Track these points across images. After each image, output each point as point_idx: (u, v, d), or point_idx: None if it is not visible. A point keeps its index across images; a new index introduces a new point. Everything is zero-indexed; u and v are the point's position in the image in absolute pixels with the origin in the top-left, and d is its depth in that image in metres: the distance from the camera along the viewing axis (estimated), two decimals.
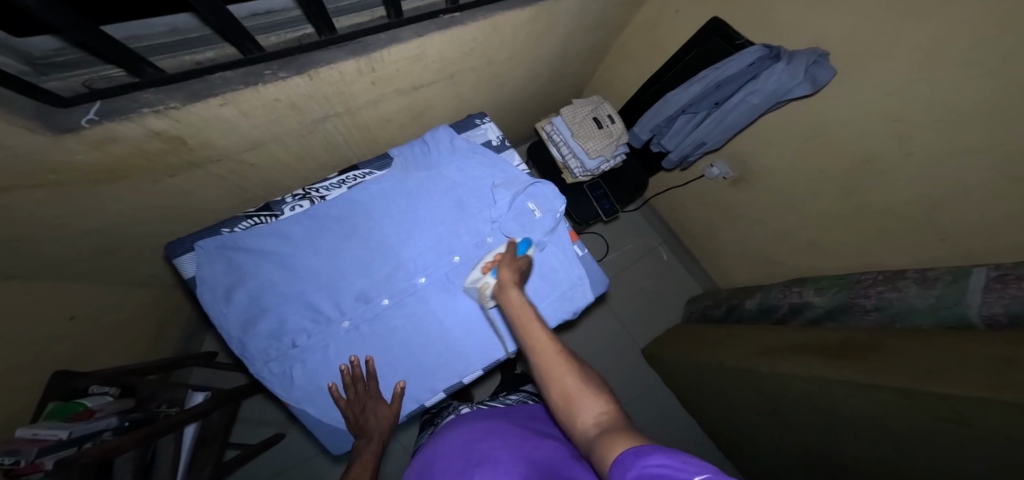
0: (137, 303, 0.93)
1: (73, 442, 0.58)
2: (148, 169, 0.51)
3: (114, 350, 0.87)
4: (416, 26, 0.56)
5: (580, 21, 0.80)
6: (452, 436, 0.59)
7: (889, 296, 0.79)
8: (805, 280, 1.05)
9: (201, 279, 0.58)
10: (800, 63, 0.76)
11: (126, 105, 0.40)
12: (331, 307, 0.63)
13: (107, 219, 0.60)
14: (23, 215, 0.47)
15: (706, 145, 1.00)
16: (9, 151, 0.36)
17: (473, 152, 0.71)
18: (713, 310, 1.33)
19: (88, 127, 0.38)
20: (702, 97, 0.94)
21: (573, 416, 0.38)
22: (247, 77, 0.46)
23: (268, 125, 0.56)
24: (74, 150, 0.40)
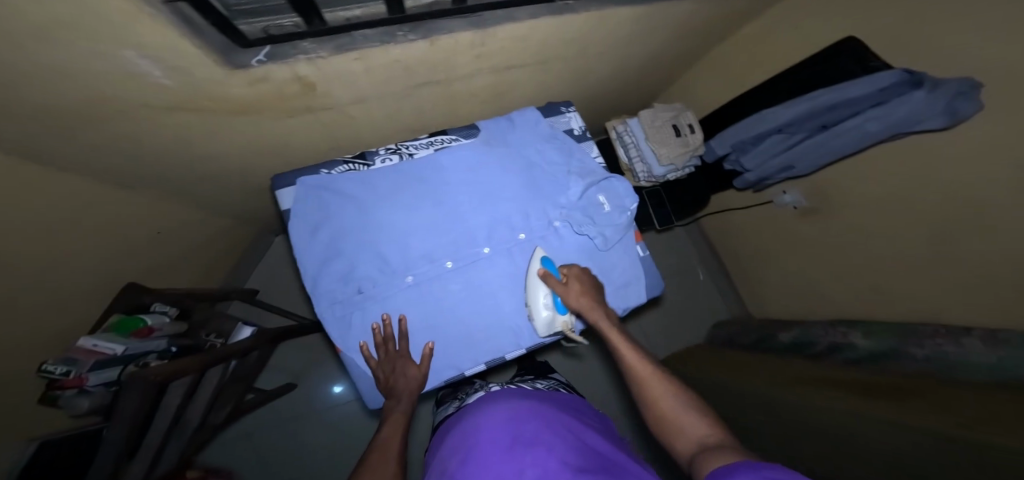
0: (214, 231, 1.01)
1: (125, 359, 0.67)
2: (277, 109, 0.56)
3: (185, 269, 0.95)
4: (533, 8, 0.57)
5: (679, 26, 0.80)
6: (488, 407, 0.57)
7: (945, 348, 0.79)
8: (852, 323, 1.05)
9: (295, 212, 0.62)
10: (941, 94, 0.67)
11: (287, 51, 0.45)
12: (401, 262, 0.66)
13: (229, 152, 0.67)
14: (171, 133, 0.53)
15: (792, 170, 0.96)
16: (189, 75, 0.41)
17: (554, 138, 0.73)
18: (745, 336, 1.36)
19: (257, 67, 0.44)
20: (807, 118, 0.89)
21: (676, 436, 0.48)
22: (382, 36, 0.50)
23: (381, 81, 0.60)
24: (236, 85, 0.46)
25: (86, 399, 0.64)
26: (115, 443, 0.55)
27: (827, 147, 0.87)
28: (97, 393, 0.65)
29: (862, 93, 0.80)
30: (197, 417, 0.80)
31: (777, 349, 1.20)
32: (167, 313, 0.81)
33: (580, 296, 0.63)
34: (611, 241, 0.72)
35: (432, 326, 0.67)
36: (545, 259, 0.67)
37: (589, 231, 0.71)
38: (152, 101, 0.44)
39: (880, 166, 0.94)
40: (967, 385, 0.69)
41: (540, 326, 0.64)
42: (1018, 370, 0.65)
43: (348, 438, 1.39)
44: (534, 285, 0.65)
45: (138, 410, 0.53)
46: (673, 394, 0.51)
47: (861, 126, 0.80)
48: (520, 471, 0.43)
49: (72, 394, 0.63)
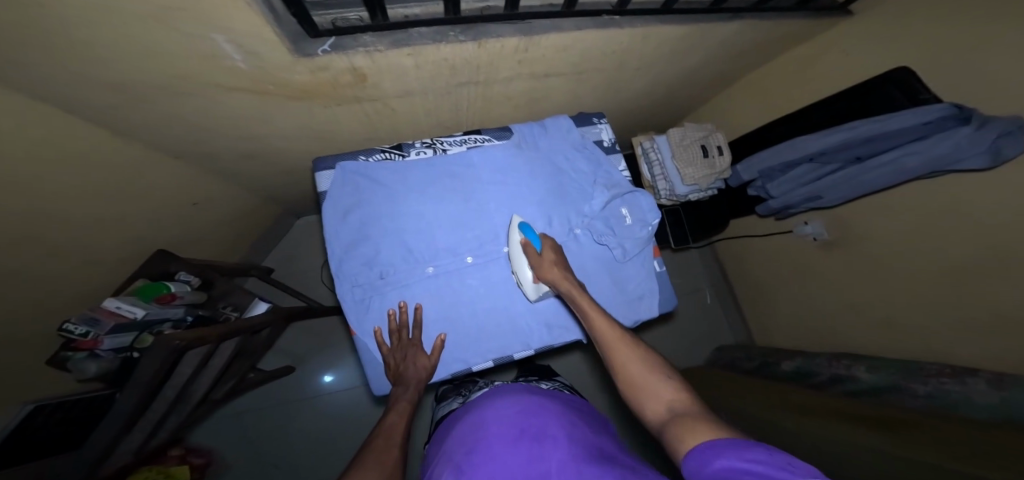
0: (245, 209, 1.05)
1: (141, 325, 0.71)
2: (329, 96, 0.60)
3: (214, 242, 0.99)
4: (580, 20, 0.59)
5: (714, 51, 0.82)
6: (495, 399, 0.57)
7: (949, 387, 0.76)
8: (857, 357, 1.04)
9: (330, 194, 0.64)
10: (988, 134, 0.65)
11: (349, 43, 0.49)
12: (423, 252, 0.67)
13: (278, 135, 0.71)
14: (232, 112, 0.57)
15: (819, 201, 0.95)
16: (260, 60, 0.45)
17: (584, 148, 0.75)
18: (746, 363, 1.36)
19: (322, 56, 0.48)
20: (842, 148, 0.88)
21: (645, 402, 0.46)
22: (435, 35, 0.54)
23: (426, 78, 0.63)
24: (298, 71, 0.50)
25: (95, 363, 0.69)
26: (126, 406, 0.55)
27: (860, 180, 0.86)
28: (104, 358, 0.70)
29: (904, 126, 0.78)
30: (203, 390, 0.78)
31: (778, 376, 1.20)
32: (190, 282, 0.83)
33: (553, 267, 0.60)
34: (630, 254, 0.73)
35: (445, 319, 0.68)
36: (523, 225, 0.65)
37: (609, 242, 0.72)
38: (224, 81, 0.48)
39: (900, 204, 0.94)
40: (965, 421, 0.68)
41: (528, 289, 0.64)
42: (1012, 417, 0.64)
43: (343, 424, 1.40)
44: (517, 257, 0.64)
45: (156, 372, 0.53)
46: (640, 360, 0.49)
47: (898, 160, 0.78)
48: (528, 463, 0.43)
49: (81, 356, 0.68)
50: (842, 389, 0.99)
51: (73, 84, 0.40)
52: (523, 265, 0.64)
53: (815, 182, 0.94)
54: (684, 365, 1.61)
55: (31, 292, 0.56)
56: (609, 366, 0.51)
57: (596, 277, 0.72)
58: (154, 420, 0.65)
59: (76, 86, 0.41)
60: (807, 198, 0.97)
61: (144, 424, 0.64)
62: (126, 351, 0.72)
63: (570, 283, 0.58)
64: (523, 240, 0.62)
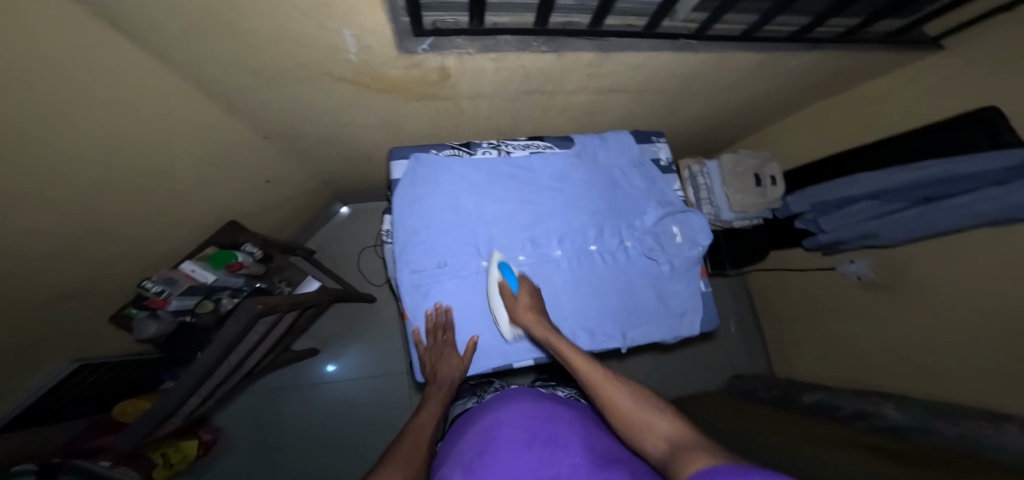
0: (303, 192, 1.11)
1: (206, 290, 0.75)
2: (412, 92, 0.64)
3: (273, 221, 1.05)
4: (658, 43, 0.62)
5: (774, 81, 0.83)
6: (507, 403, 0.59)
7: (979, 430, 0.74)
8: (885, 396, 1.01)
9: (401, 182, 0.68)
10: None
11: (444, 43, 0.53)
12: (479, 245, 0.70)
13: (356, 125, 0.76)
14: (325, 100, 0.63)
15: (875, 240, 0.95)
16: (369, 53, 0.50)
17: (642, 164, 0.77)
18: (763, 392, 1.33)
19: (420, 53, 0.52)
20: (907, 189, 0.86)
21: (642, 439, 0.46)
22: (519, 44, 0.58)
23: (501, 83, 0.68)
24: (394, 66, 0.55)
25: (154, 323, 0.73)
26: (201, 367, 0.57)
27: (926, 220, 0.84)
28: (163, 320, 0.73)
29: (982, 169, 0.75)
30: (253, 363, 0.82)
31: (799, 409, 1.17)
32: (253, 254, 0.87)
33: (527, 311, 0.63)
34: (679, 271, 0.74)
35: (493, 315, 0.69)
36: (502, 264, 0.66)
37: (658, 257, 0.74)
38: (328, 67, 0.52)
39: (949, 249, 0.92)
40: (989, 461, 0.67)
41: (506, 331, 0.66)
42: None
43: (350, 411, 1.42)
44: (494, 297, 0.67)
45: (237, 335, 0.57)
46: (626, 394, 0.51)
47: (971, 203, 0.76)
48: (538, 464, 0.45)
49: (143, 315, 0.72)
50: (865, 424, 0.96)
51: (211, 59, 0.46)
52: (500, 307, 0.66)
53: (873, 221, 0.93)
54: (697, 389, 1.57)
55: (131, 238, 0.61)
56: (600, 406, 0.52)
57: (642, 291, 0.73)
58: (213, 385, 0.70)
59: (212, 61, 0.46)
60: (864, 236, 0.96)
61: (204, 389, 0.69)
62: (183, 314, 0.75)
63: (545, 328, 0.60)
64: (501, 280, 0.65)
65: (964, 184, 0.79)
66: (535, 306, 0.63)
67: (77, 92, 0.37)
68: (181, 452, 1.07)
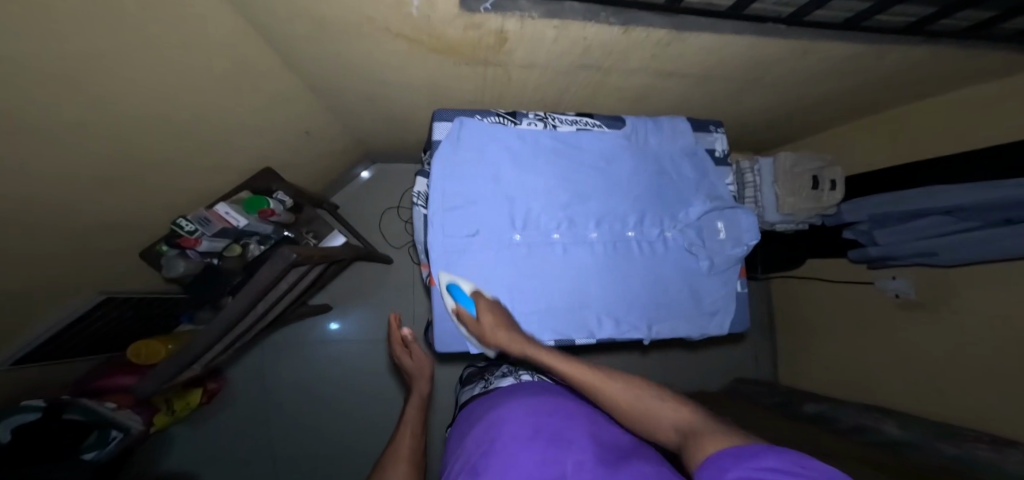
0: (337, 151, 1.12)
1: (234, 233, 0.79)
2: (465, 56, 0.62)
3: (306, 177, 1.07)
4: (736, 24, 0.57)
5: (850, 78, 0.78)
6: (508, 402, 0.61)
7: (982, 454, 0.76)
8: (891, 414, 1.01)
9: (442, 146, 0.67)
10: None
11: (509, 5, 0.50)
12: (514, 220, 0.69)
13: (400, 87, 0.75)
14: (377, 59, 0.62)
15: (931, 258, 0.92)
16: (430, 12, 0.48)
17: (695, 153, 0.73)
18: (764, 396, 1.33)
19: (482, 14, 0.49)
20: (988, 207, 0.80)
21: (655, 429, 0.47)
22: (587, 14, 0.54)
23: (558, 53, 0.64)
24: (452, 26, 0.52)
25: (184, 262, 0.76)
26: (233, 311, 0.58)
27: (1000, 245, 0.79)
28: (191, 260, 0.78)
29: None
30: (277, 312, 0.85)
31: (798, 416, 1.16)
32: (283, 203, 0.89)
33: (494, 331, 0.59)
34: (716, 268, 0.73)
35: (521, 292, 0.69)
36: (455, 286, 0.64)
37: (698, 251, 0.72)
38: (388, 24, 0.51)
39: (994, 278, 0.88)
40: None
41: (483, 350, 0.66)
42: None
43: (361, 369, 1.48)
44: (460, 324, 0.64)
45: (271, 281, 0.58)
46: (620, 389, 0.50)
47: None
48: (541, 461, 0.47)
49: (172, 254, 0.74)
50: (864, 439, 0.97)
51: (275, 9, 0.45)
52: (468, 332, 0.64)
53: (934, 238, 0.90)
54: (699, 386, 1.59)
55: (181, 181, 0.62)
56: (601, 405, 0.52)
57: (676, 284, 0.72)
58: (237, 333, 0.71)
59: (276, 12, 0.46)
60: (921, 253, 0.94)
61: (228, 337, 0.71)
62: (211, 256, 0.81)
63: (517, 341, 0.58)
64: (459, 307, 0.63)
65: None
66: (500, 318, 0.60)
67: (164, 43, 0.38)
68: (185, 399, 1.12)
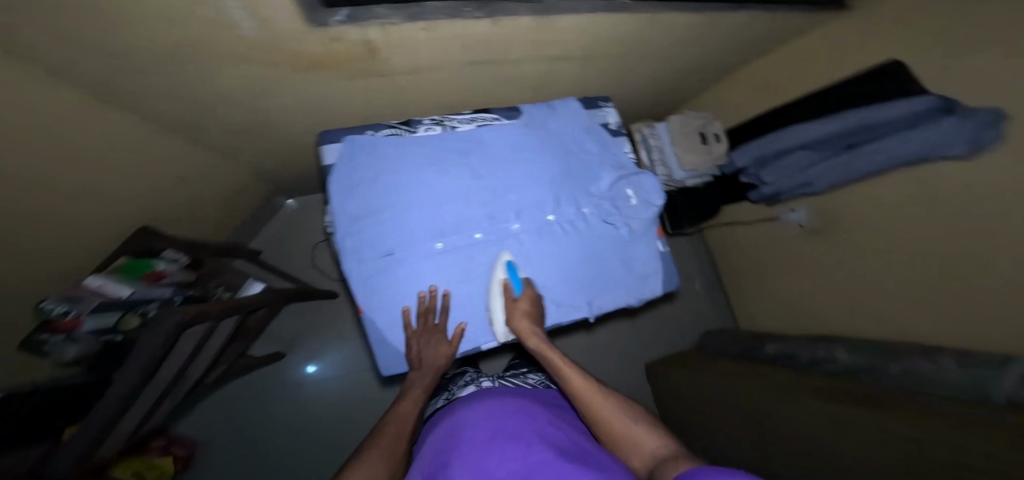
0: (229, 184, 1.04)
1: (128, 304, 0.70)
2: (335, 69, 0.59)
3: (194, 219, 0.97)
4: (595, 4, 0.59)
5: (717, 41, 0.85)
6: (472, 404, 0.62)
7: (920, 365, 0.84)
8: (836, 339, 1.11)
9: (336, 169, 0.65)
10: (968, 124, 0.73)
11: (364, 13, 0.47)
12: (431, 229, 0.68)
13: (276, 107, 0.69)
14: (237, 82, 0.56)
15: (810, 187, 1.05)
16: (271, 29, 0.44)
17: (592, 130, 0.76)
18: (730, 346, 1.41)
19: (337, 27, 0.46)
20: (836, 137, 0.97)
21: (632, 453, 0.51)
22: (451, 11, 0.52)
23: (437, 54, 0.63)
24: (307, 41, 0.48)
25: (75, 345, 0.67)
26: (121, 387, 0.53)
27: (848, 166, 0.95)
28: (84, 341, 0.68)
29: (896, 113, 0.85)
30: (197, 374, 0.84)
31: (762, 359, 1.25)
32: (177, 260, 0.84)
33: (521, 317, 0.65)
34: (636, 233, 0.76)
35: (457, 298, 0.69)
36: (508, 264, 0.69)
37: (616, 221, 0.74)
38: (227, 46, 0.45)
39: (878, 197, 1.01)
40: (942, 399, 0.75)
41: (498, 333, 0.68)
42: (977, 389, 0.72)
43: (329, 409, 1.38)
44: (494, 296, 0.69)
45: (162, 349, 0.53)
46: (615, 410, 0.55)
47: (886, 146, 0.87)
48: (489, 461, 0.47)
49: (57, 340, 0.65)
50: (824, 371, 1.05)
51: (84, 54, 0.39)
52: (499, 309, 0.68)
53: (805, 170, 1.03)
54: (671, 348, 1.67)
55: (15, 258, 0.53)
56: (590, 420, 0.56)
57: (605, 258, 0.74)
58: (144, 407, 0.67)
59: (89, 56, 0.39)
60: (800, 185, 1.06)
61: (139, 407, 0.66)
62: (107, 334, 0.70)
63: (538, 337, 0.64)
64: (505, 280, 0.68)
65: (881, 130, 0.90)
66: (533, 315, 0.66)
67: None
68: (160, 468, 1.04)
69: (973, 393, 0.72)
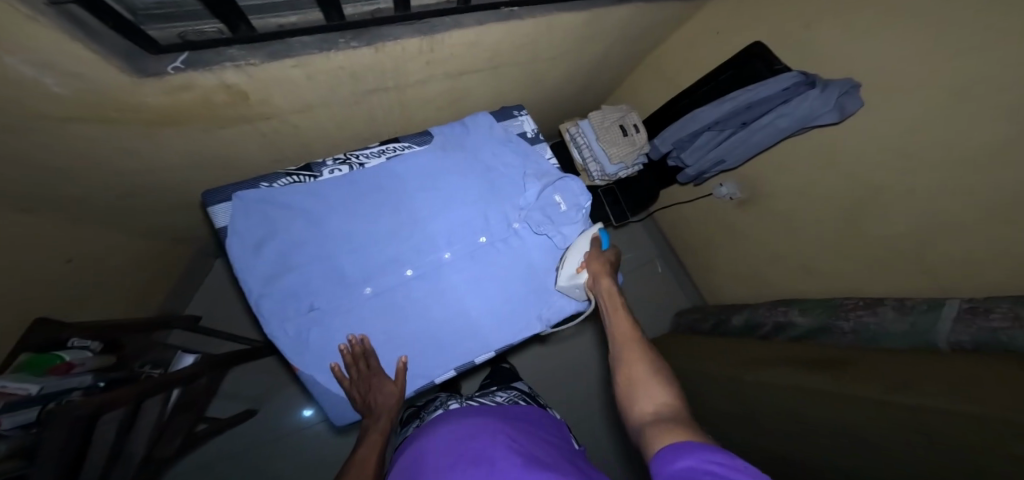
0: (133, 254, 0.93)
1: (44, 398, 0.57)
2: (204, 119, 0.53)
3: (102, 300, 0.87)
4: (479, 16, 0.59)
5: (617, 34, 0.89)
6: (435, 429, 0.60)
7: (866, 320, 0.89)
8: (790, 302, 1.15)
9: (233, 230, 0.59)
10: (833, 92, 0.90)
11: (210, 58, 0.42)
12: (358, 274, 0.65)
13: (145, 162, 0.61)
14: (78, 143, 0.48)
15: (725, 164, 1.13)
16: (87, 83, 0.37)
17: (510, 142, 0.75)
18: (701, 323, 1.42)
19: (174, 74, 0.40)
20: (731, 116, 1.06)
21: (637, 399, 0.47)
22: (322, 43, 0.48)
23: (326, 89, 0.58)
24: (148, 93, 0.42)
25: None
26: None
27: (749, 141, 1.06)
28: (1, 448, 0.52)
29: (772, 92, 0.99)
30: (142, 451, 0.81)
31: (732, 332, 1.26)
32: (87, 348, 0.72)
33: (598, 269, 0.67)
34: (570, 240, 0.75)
35: (395, 340, 0.67)
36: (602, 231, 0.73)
37: (548, 231, 0.73)
38: (33, 106, 0.38)
39: (805, 160, 1.07)
40: (891, 351, 0.80)
41: (563, 276, 0.69)
42: (925, 337, 0.77)
43: None
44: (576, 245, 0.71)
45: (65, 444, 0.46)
46: (646, 360, 0.51)
47: (774, 120, 1.00)
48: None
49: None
50: (787, 335, 1.08)
51: None
52: (580, 250, 0.70)
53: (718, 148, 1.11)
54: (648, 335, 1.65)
55: None
56: (616, 361, 0.54)
57: (545, 269, 0.73)
58: None
59: None
60: (716, 162, 1.14)
61: None
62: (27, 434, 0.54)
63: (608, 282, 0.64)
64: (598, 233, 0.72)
65: (764, 106, 1.02)
66: (608, 267, 0.68)
67: None
68: None
69: (915, 343, 0.79)
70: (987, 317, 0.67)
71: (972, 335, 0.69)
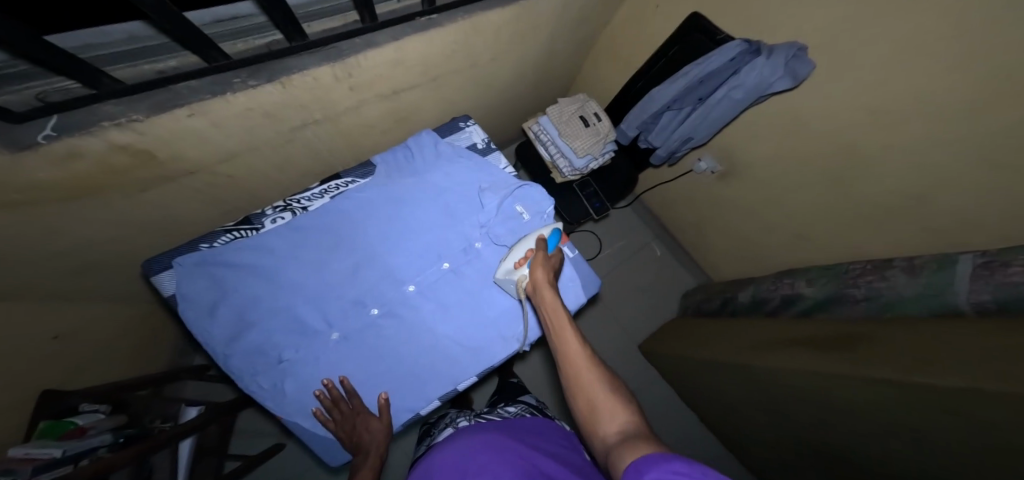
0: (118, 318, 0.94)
1: (69, 459, 0.57)
2: (122, 184, 0.50)
3: (104, 367, 0.89)
4: (392, 31, 0.54)
5: (563, 16, 0.82)
6: (448, 443, 0.58)
7: (876, 286, 0.83)
8: (795, 272, 1.08)
9: (182, 296, 0.57)
10: (778, 58, 0.84)
11: (84, 120, 0.38)
12: (319, 320, 0.63)
13: (83, 236, 0.59)
14: None
15: (693, 140, 1.09)
16: None
17: (459, 156, 0.72)
18: (708, 303, 1.35)
19: (47, 143, 0.36)
20: (686, 92, 1.01)
21: (598, 423, 0.43)
22: (214, 86, 0.44)
23: (245, 132, 0.55)
24: (33, 168, 0.38)
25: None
26: None
27: (710, 115, 1.00)
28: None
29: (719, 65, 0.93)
30: None
31: (739, 311, 1.20)
32: (98, 411, 0.73)
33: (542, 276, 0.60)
34: None
35: (374, 378, 0.63)
36: (556, 230, 0.66)
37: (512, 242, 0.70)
38: None
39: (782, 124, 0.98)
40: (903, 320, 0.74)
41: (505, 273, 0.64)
42: (942, 300, 0.70)
43: None
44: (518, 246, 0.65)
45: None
46: (600, 379, 0.47)
47: (728, 94, 0.94)
48: None
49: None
50: (796, 310, 1.01)
51: None
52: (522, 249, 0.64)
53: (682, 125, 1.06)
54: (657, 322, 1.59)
55: None
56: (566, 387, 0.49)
57: None
58: None
59: None
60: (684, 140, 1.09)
61: None
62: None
63: (550, 290, 0.58)
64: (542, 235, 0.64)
65: (716, 79, 0.96)
66: (550, 271, 0.61)
67: None
68: None
69: (935, 306, 0.71)
70: (1006, 272, 0.61)
71: (993, 292, 0.62)
